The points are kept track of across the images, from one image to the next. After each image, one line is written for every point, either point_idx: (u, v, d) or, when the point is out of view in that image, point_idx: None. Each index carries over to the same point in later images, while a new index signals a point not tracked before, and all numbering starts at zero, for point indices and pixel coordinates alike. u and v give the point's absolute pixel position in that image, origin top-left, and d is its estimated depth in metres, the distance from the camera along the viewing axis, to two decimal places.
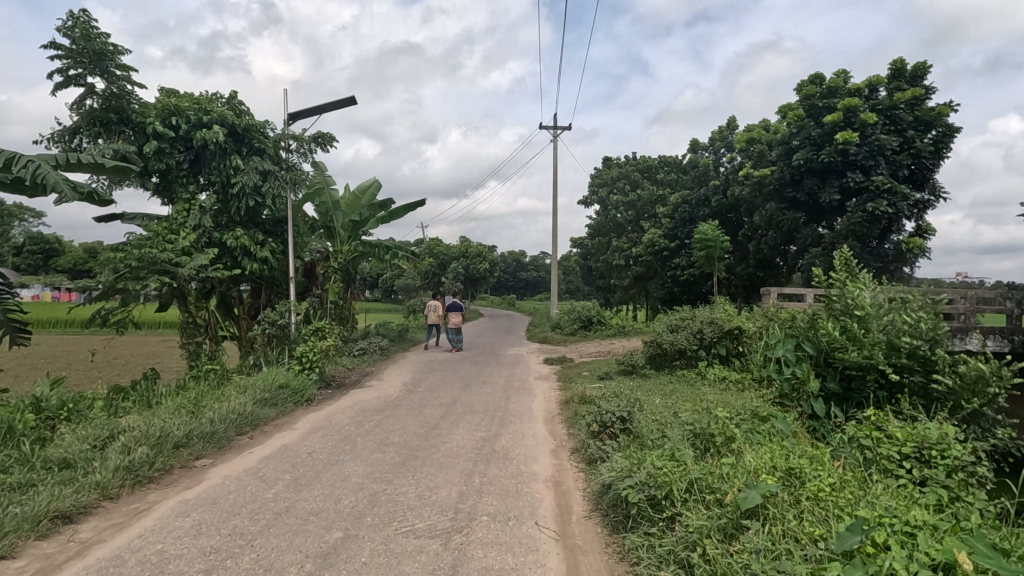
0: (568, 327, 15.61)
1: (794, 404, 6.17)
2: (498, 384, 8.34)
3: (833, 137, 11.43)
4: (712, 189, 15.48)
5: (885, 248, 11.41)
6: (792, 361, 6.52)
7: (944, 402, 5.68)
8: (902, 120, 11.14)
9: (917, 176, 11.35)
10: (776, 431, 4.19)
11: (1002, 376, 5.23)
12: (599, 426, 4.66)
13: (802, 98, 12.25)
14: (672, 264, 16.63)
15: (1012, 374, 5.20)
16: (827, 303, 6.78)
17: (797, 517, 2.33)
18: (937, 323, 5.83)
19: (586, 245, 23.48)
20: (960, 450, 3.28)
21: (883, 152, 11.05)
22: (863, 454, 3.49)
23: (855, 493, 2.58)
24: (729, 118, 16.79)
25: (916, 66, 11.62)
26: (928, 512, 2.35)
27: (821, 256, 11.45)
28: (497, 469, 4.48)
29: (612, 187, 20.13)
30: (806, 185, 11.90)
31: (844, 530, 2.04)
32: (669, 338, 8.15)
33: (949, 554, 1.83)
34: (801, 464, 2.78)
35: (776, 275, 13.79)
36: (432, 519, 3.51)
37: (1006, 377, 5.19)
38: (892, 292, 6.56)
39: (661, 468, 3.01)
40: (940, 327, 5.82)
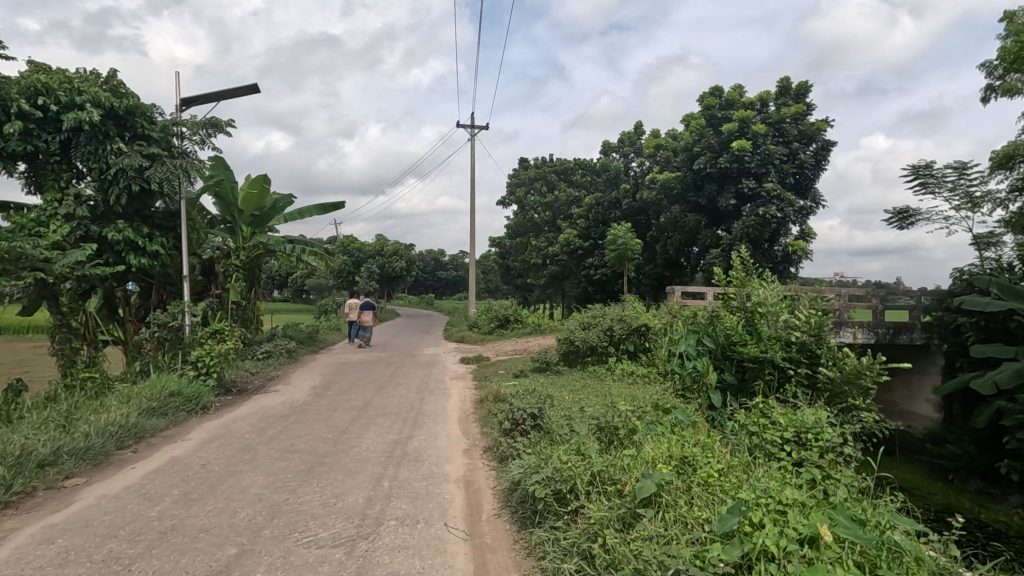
0: (485, 326, 15.64)
1: (695, 396, 6.54)
2: (412, 385, 8.19)
3: (730, 146, 12.34)
4: (623, 192, 16.20)
5: (775, 251, 12.42)
6: (693, 355, 6.92)
7: (824, 390, 6.28)
8: (788, 132, 12.30)
9: (801, 185, 12.49)
10: (677, 422, 4.44)
11: (871, 367, 5.91)
12: (511, 424, 4.70)
13: (704, 109, 13.18)
14: (586, 264, 17.19)
15: (880, 365, 5.84)
16: (724, 301, 7.33)
17: (688, 503, 2.47)
18: (820, 319, 6.44)
19: (504, 245, 23.70)
20: (830, 433, 3.64)
21: (772, 161, 12.08)
22: (751, 439, 3.78)
23: (739, 477, 2.78)
24: (638, 124, 17.62)
25: (800, 84, 12.86)
26: (800, 491, 2.57)
27: (721, 257, 12.25)
28: (408, 471, 4.40)
29: (529, 188, 20.45)
30: (706, 191, 12.70)
31: (725, 512, 2.17)
32: (581, 335, 8.36)
33: (813, 529, 2.01)
34: (694, 452, 2.95)
35: (681, 275, 14.59)
36: (337, 527, 3.37)
37: (874, 368, 5.84)
38: (782, 290, 7.18)
39: (566, 462, 3.07)
40: (824, 323, 6.44)
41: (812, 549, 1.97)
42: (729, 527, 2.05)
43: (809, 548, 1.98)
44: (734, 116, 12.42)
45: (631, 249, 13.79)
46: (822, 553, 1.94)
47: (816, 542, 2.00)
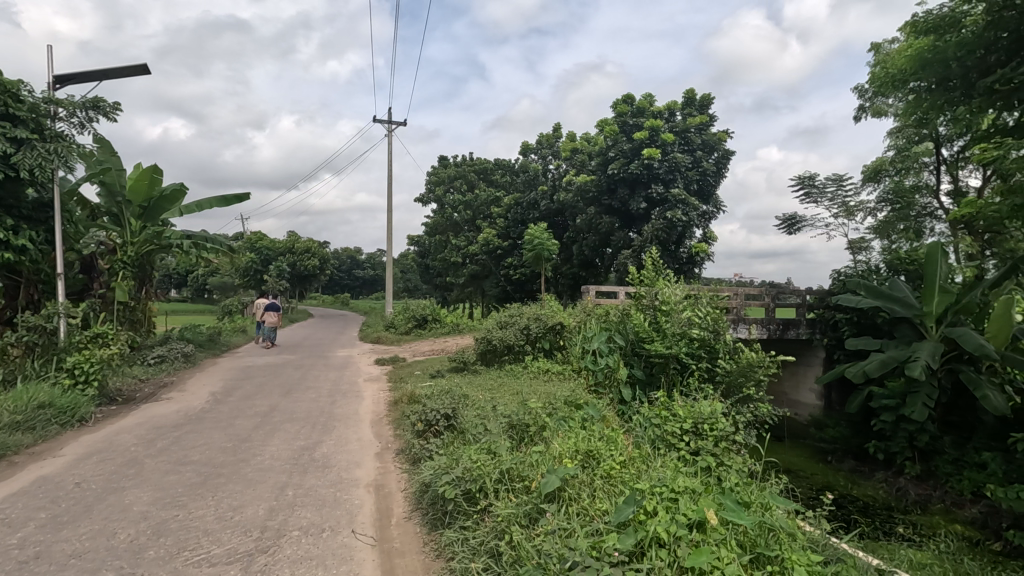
0: (402, 326, 15.33)
1: (607, 391, 6.79)
2: (323, 388, 7.84)
3: (641, 152, 12.93)
4: (542, 194, 16.51)
5: (681, 252, 13.14)
6: (605, 352, 7.17)
7: (723, 382, 6.74)
8: (693, 141, 13.10)
9: (704, 191, 13.34)
10: (588, 417, 4.59)
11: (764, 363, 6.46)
12: (423, 425, 4.63)
13: (617, 115, 13.76)
14: (505, 263, 17.35)
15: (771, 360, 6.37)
16: (636, 299, 7.71)
17: (590, 495, 2.56)
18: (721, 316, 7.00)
19: (423, 244, 23.37)
20: (723, 423, 3.90)
21: (679, 168, 12.79)
22: (654, 430, 3.96)
23: (640, 467, 2.91)
24: (556, 126, 18.01)
25: (704, 96, 13.72)
26: (692, 478, 2.73)
27: (632, 257, 12.80)
28: (314, 479, 4.20)
29: (449, 186, 20.30)
30: (619, 194, 13.23)
31: (622, 503, 2.26)
32: (499, 334, 8.40)
33: (701, 514, 2.13)
34: (599, 445, 3.06)
35: (595, 275, 15.07)
36: (233, 542, 3.15)
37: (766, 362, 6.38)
38: (686, 290, 7.65)
39: (476, 462, 3.07)
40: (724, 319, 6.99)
41: (700, 532, 2.09)
42: (624, 517, 2.14)
43: (696, 532, 2.10)
44: (645, 124, 13.03)
45: (548, 249, 14.07)
46: (708, 535, 2.07)
47: (703, 526, 2.13)
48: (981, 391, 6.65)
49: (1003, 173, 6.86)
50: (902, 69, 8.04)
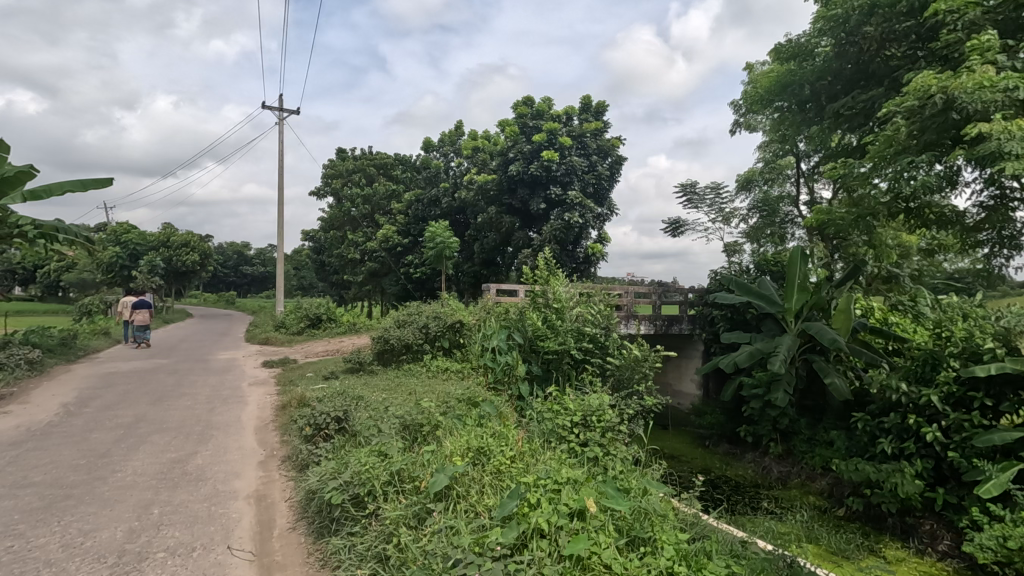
0: (293, 326, 14.46)
1: (505, 388, 6.90)
2: (200, 394, 7.19)
3: (540, 154, 13.26)
4: (443, 191, 16.38)
5: (577, 252, 13.65)
6: (504, 349, 7.26)
7: (614, 376, 7.11)
8: (589, 146, 13.67)
9: (599, 194, 13.97)
10: (485, 415, 4.61)
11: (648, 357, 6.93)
12: (312, 429, 4.39)
13: (517, 117, 14.02)
14: (406, 261, 17.00)
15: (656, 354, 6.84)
16: (532, 297, 7.88)
17: (479, 492, 2.58)
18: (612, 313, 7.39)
19: (318, 240, 22.25)
20: (610, 414, 4.08)
21: (575, 171, 13.27)
22: (547, 424, 4.06)
23: (529, 461, 2.98)
24: (458, 124, 17.96)
25: (599, 104, 14.36)
26: (577, 469, 2.83)
27: (531, 256, 13.09)
28: (186, 493, 3.84)
29: (346, 180, 19.51)
30: (519, 194, 13.47)
31: (506, 498, 2.29)
32: (396, 334, 8.21)
33: (581, 503, 2.22)
34: (490, 442, 3.08)
35: (496, 273, 15.20)
36: (82, 571, 2.78)
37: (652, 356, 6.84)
38: (580, 288, 7.97)
39: (365, 464, 2.97)
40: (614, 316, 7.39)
41: (579, 521, 2.18)
42: (507, 510, 2.18)
43: (577, 520, 2.18)
44: (544, 127, 13.36)
45: (449, 247, 13.98)
46: (588, 523, 2.16)
47: (584, 514, 2.22)
48: (829, 378, 7.57)
49: (847, 187, 7.85)
50: (768, 91, 8.96)
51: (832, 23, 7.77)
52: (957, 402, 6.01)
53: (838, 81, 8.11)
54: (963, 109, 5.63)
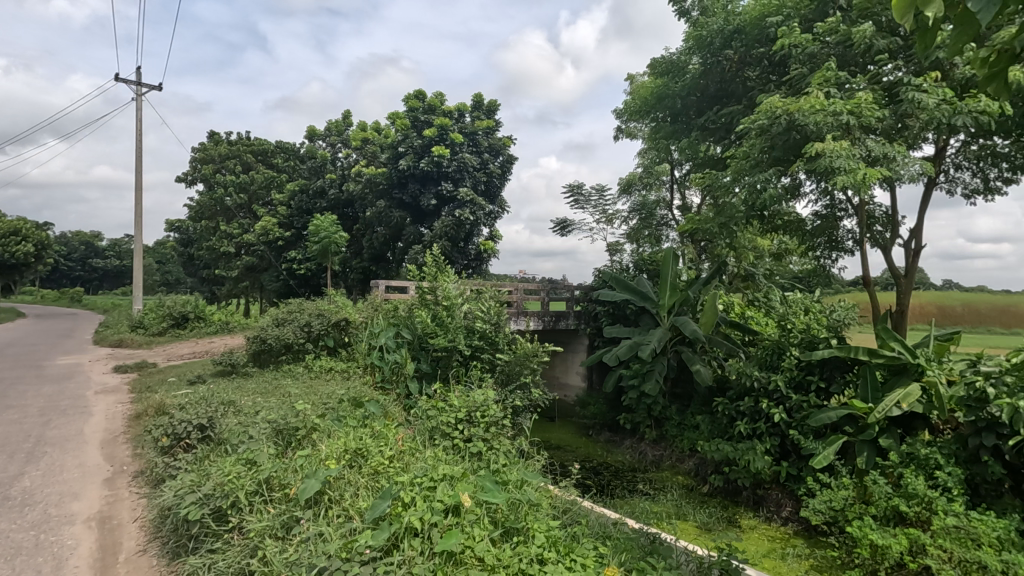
0: (153, 327, 13.00)
1: (393, 386, 6.75)
2: (31, 407, 6.20)
3: (430, 150, 13.10)
4: (329, 182, 15.61)
5: (469, 249, 13.68)
6: (393, 347, 7.09)
7: (503, 371, 7.22)
8: (480, 144, 13.74)
9: (490, 192, 14.10)
10: (368, 415, 4.47)
11: (536, 353, 7.15)
12: (169, 440, 3.97)
13: (407, 110, 13.72)
14: (287, 256, 15.96)
15: (543, 349, 7.06)
16: (421, 294, 7.78)
17: (353, 495, 2.49)
18: (501, 310, 7.50)
19: (186, 231, 20.19)
20: (494, 409, 4.14)
21: (467, 168, 13.28)
22: (431, 422, 4.02)
23: (408, 461, 2.93)
24: (345, 113, 17.19)
25: (490, 102, 14.48)
26: (455, 465, 2.82)
27: (422, 252, 12.90)
28: (6, 522, 3.29)
29: (218, 166, 17.90)
30: (410, 189, 13.22)
31: (377, 499, 2.24)
32: (274, 333, 7.69)
33: (456, 498, 2.21)
34: (368, 443, 2.99)
35: (386, 270, 14.78)
36: None
37: (539, 351, 7.05)
38: (470, 285, 7.98)
39: (228, 474, 2.74)
40: (504, 312, 7.50)
41: (454, 516, 2.18)
42: (379, 511, 2.13)
43: (451, 516, 2.18)
44: (435, 122, 13.21)
45: (335, 242, 13.34)
46: (462, 518, 2.16)
47: (458, 509, 2.21)
48: (696, 367, 8.31)
49: (712, 193, 8.64)
50: (645, 102, 9.60)
51: (700, 43, 8.46)
52: (797, 385, 6.88)
53: (705, 97, 8.87)
54: (803, 129, 6.43)
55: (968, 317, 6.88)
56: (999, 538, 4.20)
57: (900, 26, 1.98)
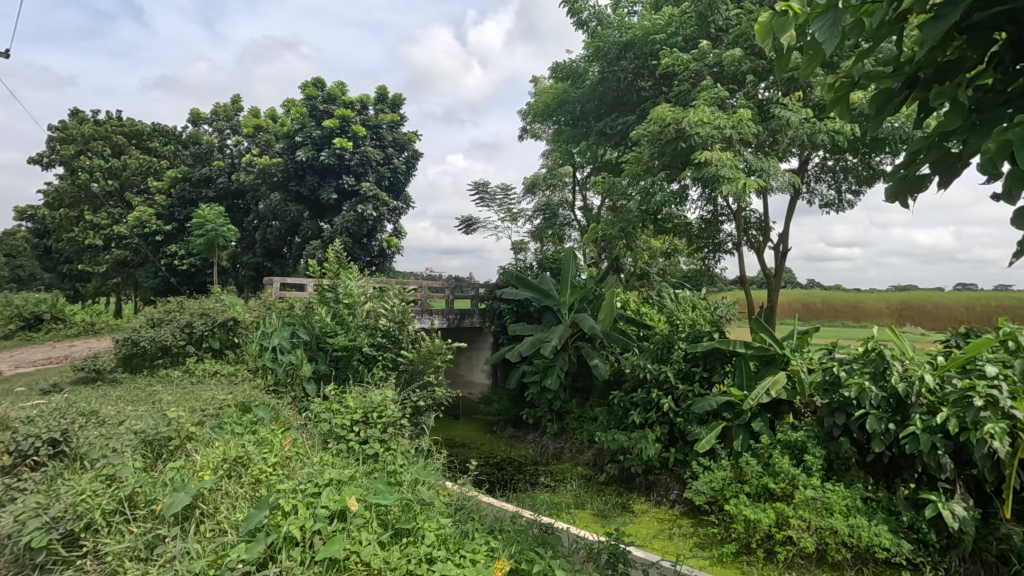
0: None
1: (287, 389, 6.38)
2: None
3: (331, 141, 12.53)
4: (217, 170, 14.43)
5: (372, 245, 13.25)
6: (287, 348, 6.70)
7: (406, 371, 7.07)
8: (384, 138, 13.34)
9: (395, 187, 13.76)
10: (257, 421, 4.20)
11: (441, 351, 7.09)
12: (11, 459, 3.46)
13: (305, 99, 13.01)
14: (166, 250, 14.52)
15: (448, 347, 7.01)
16: (320, 292, 7.43)
17: (230, 507, 2.34)
18: (405, 308, 7.33)
19: (40, 220, 17.71)
20: (391, 409, 4.05)
21: (370, 162, 12.85)
22: (324, 426, 3.85)
23: (294, 467, 2.80)
24: (235, 98, 15.97)
25: (395, 96, 14.12)
26: (343, 469, 2.73)
27: (321, 249, 12.29)
28: None
29: (82, 148, 15.89)
30: (308, 182, 12.57)
31: (252, 510, 2.11)
32: (148, 335, 6.97)
33: (342, 503, 2.15)
34: (249, 450, 2.82)
35: (281, 266, 13.92)
36: None
37: (444, 349, 6.99)
38: (372, 283, 7.73)
39: (82, 493, 2.46)
40: (408, 311, 7.34)
41: (339, 521, 2.12)
42: (256, 523, 2.01)
43: (337, 522, 2.12)
44: (335, 113, 12.64)
45: (223, 236, 12.34)
46: (348, 523, 2.11)
47: (345, 514, 2.15)
48: (594, 362, 8.66)
49: (611, 196, 9.05)
50: (549, 106, 9.85)
51: (600, 51, 8.81)
52: (684, 377, 7.39)
53: (603, 103, 9.26)
54: (690, 140, 6.90)
55: (827, 312, 7.85)
56: (847, 505, 4.80)
57: (763, 47, 2.19)
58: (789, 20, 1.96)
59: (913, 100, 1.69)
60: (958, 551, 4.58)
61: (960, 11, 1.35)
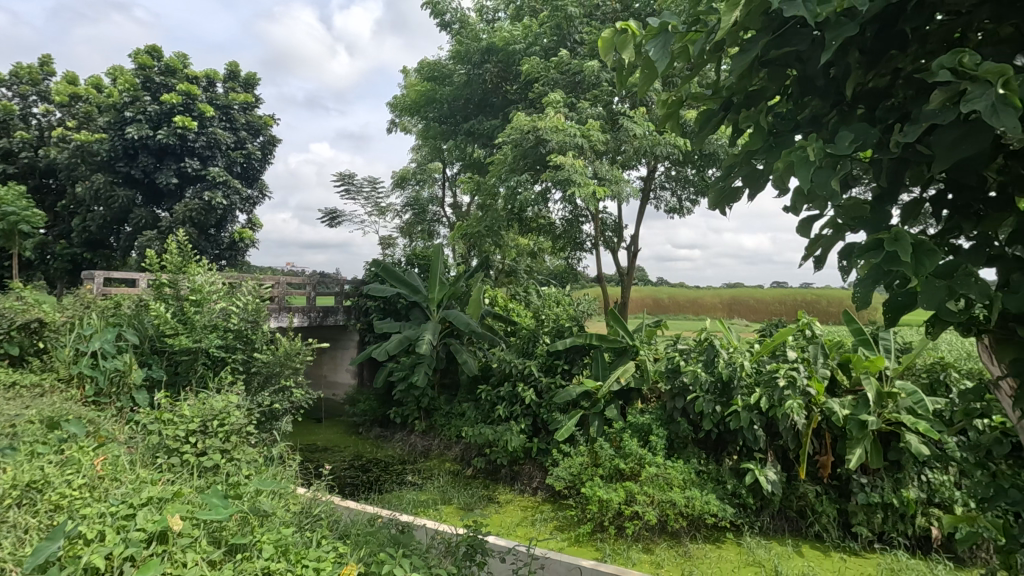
0: None
1: (110, 401, 5.55)
2: None
3: (171, 119, 11.14)
4: (17, 143, 12.08)
5: (221, 237, 12.03)
6: (112, 353, 5.83)
7: (260, 374, 6.52)
8: (236, 120, 12.16)
9: (248, 174, 12.63)
10: (66, 439, 3.62)
11: (299, 352, 6.67)
12: None
13: (137, 68, 11.41)
14: None
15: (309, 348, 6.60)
16: (155, 288, 6.56)
17: (17, 542, 2.01)
18: (260, 306, 6.77)
19: None
20: (235, 416, 3.74)
21: (219, 145, 11.65)
22: (153, 439, 3.43)
23: (107, 488, 2.47)
24: (43, 59, 13.50)
25: (248, 75, 12.94)
26: (168, 486, 2.46)
27: (158, 239, 10.89)
28: None
29: None
30: (141, 163, 11.05)
31: (42, 542, 1.83)
32: None
33: (162, 523, 1.95)
34: (49, 473, 2.43)
35: (106, 257, 12.08)
36: None
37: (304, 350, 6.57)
38: (221, 278, 7.01)
39: None
40: (262, 310, 6.78)
41: (159, 544, 1.92)
42: (45, 556, 1.74)
43: (155, 546, 1.92)
44: (177, 87, 11.27)
45: (27, 221, 10.38)
46: (168, 545, 1.92)
47: (165, 536, 1.96)
48: (463, 358, 8.72)
49: (478, 194, 9.20)
50: (417, 101, 9.72)
51: (468, 50, 8.88)
52: (547, 369, 7.75)
53: (471, 103, 9.36)
54: (552, 145, 7.24)
55: (672, 306, 8.76)
56: (684, 479, 5.37)
57: (607, 62, 2.35)
58: (628, 38, 2.13)
59: (728, 122, 1.91)
60: (769, 510, 5.38)
61: (758, 47, 1.56)
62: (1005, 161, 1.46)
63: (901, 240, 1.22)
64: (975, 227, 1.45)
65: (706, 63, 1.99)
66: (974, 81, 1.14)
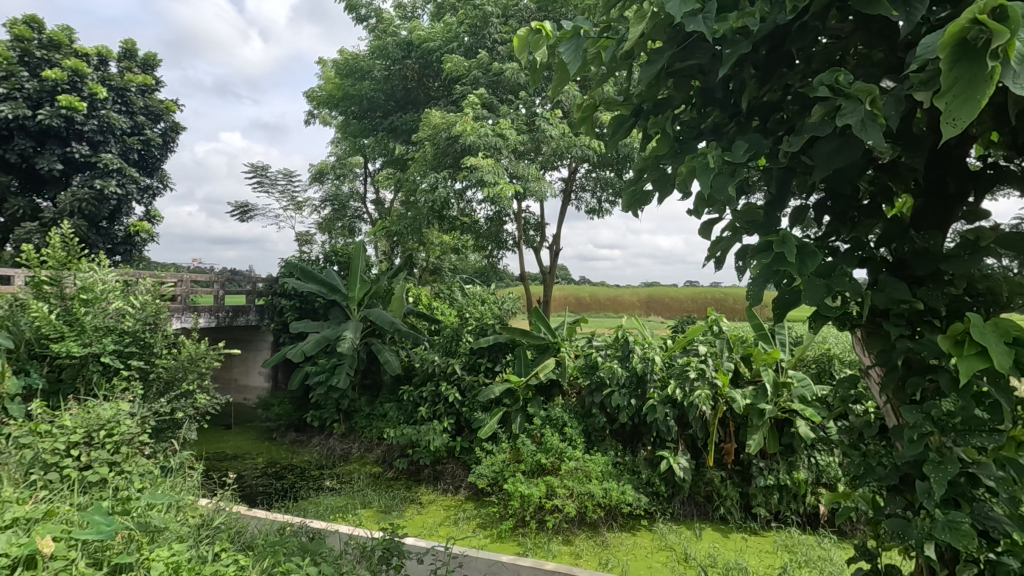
0: None
1: None
2: None
3: (55, 98, 10.03)
4: None
5: (114, 230, 10.98)
6: None
7: (159, 380, 6.02)
8: (133, 103, 11.14)
9: (146, 162, 11.61)
10: None
11: (205, 356, 6.24)
12: None
13: (12, 39, 10.16)
14: None
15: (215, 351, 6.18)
16: (34, 286, 5.88)
17: None
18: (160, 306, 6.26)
19: None
20: (127, 425, 3.44)
21: (112, 130, 10.64)
22: (27, 453, 3.09)
23: None
24: None
25: (147, 55, 11.89)
26: (39, 506, 2.22)
27: (38, 231, 9.77)
28: None
29: None
30: (17, 145, 9.86)
31: None
32: None
33: (30, 546, 1.76)
34: None
35: None
36: None
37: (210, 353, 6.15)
38: (114, 274, 6.40)
39: None
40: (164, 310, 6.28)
41: (26, 570, 1.73)
42: None
43: (22, 572, 1.72)
44: (61, 63, 10.16)
45: None
46: (39, 569, 1.74)
47: (35, 561, 1.77)
48: (385, 358, 8.50)
49: (400, 192, 9.05)
50: (336, 93, 9.41)
51: (389, 45, 8.70)
52: (470, 368, 7.75)
53: (392, 99, 9.19)
54: (472, 144, 7.26)
55: (593, 305, 9.04)
56: (601, 471, 5.57)
57: (522, 62, 2.38)
58: (542, 39, 2.16)
59: (637, 126, 1.99)
60: (679, 497, 5.69)
61: (663, 58, 1.64)
62: (875, 173, 1.62)
63: (787, 242, 1.32)
64: (851, 231, 1.58)
65: (618, 69, 2.06)
66: (848, 98, 1.26)
